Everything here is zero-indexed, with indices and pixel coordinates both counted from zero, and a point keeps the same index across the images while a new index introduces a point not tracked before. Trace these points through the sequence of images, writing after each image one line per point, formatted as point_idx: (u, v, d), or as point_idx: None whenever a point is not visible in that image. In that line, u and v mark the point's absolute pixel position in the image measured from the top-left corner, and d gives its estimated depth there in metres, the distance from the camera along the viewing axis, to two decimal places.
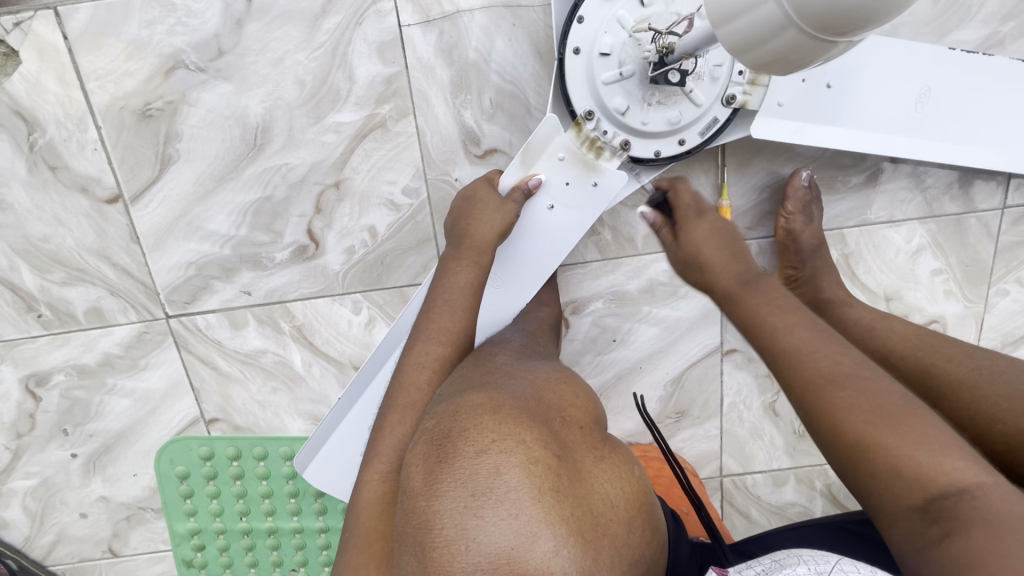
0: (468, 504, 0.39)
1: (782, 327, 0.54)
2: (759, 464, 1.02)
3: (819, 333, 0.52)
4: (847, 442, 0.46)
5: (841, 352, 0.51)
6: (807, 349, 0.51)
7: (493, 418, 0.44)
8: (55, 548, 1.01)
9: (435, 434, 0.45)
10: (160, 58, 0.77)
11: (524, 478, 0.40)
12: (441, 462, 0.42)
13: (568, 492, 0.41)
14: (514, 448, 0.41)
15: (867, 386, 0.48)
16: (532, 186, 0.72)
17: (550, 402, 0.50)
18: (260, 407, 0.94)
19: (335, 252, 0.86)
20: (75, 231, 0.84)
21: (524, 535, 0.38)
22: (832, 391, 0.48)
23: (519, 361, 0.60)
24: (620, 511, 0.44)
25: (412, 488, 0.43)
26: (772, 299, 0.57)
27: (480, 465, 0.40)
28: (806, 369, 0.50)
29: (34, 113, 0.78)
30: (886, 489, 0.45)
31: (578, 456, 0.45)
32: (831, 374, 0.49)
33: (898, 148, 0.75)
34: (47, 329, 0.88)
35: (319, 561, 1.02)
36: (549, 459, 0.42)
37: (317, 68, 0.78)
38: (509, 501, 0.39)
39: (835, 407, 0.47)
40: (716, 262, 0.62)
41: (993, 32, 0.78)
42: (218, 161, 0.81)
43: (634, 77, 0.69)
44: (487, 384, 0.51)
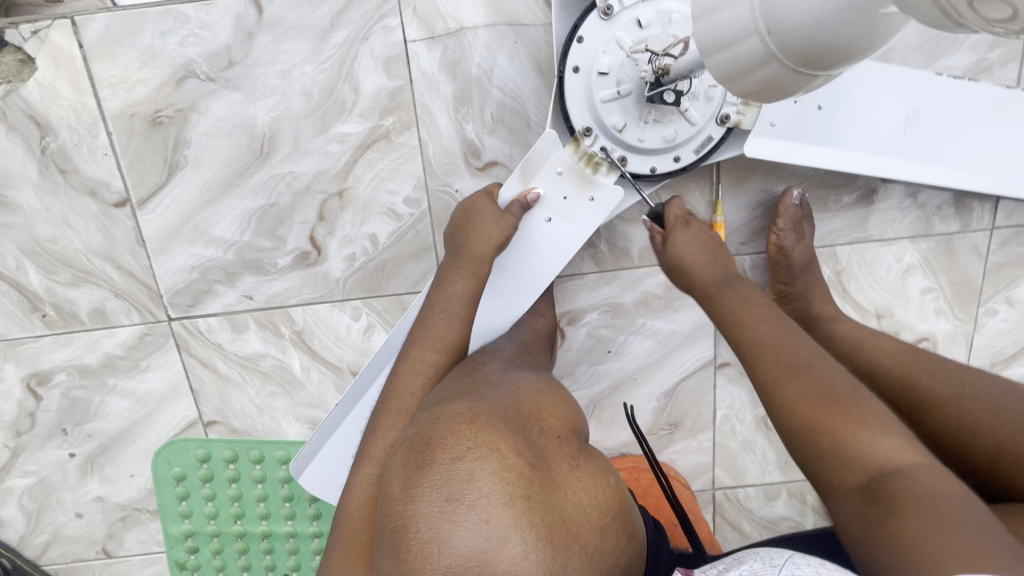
0: (443, 508, 0.40)
1: (755, 323, 0.60)
2: (751, 477, 1.03)
3: (784, 328, 0.59)
4: (802, 425, 0.52)
5: (800, 345, 0.57)
6: (774, 340, 0.58)
7: (471, 427, 0.45)
8: (50, 548, 1.02)
9: (415, 441, 0.46)
10: (171, 68, 0.79)
11: (497, 484, 0.41)
12: (420, 468, 0.43)
13: (540, 500, 0.42)
14: (490, 456, 0.43)
15: (825, 376, 0.53)
16: (530, 200, 0.74)
17: (530, 412, 0.51)
18: (258, 410, 0.95)
19: (336, 259, 0.88)
20: (82, 234, 0.85)
21: (494, 539, 0.39)
22: (789, 379, 0.54)
23: (506, 371, 0.61)
24: (594, 519, 0.45)
25: (392, 493, 0.44)
26: (746, 301, 0.63)
27: (455, 472, 0.41)
28: (767, 355, 0.57)
29: (47, 119, 0.80)
30: (832, 470, 0.49)
31: (554, 464, 0.46)
32: (796, 363, 0.55)
33: (887, 169, 0.77)
34: (51, 328, 0.90)
35: (311, 566, 1.03)
36: (524, 467, 0.43)
37: (324, 80, 0.80)
38: (481, 506, 0.40)
39: (792, 392, 0.53)
40: (698, 264, 0.69)
41: (981, 59, 0.81)
42: (225, 168, 0.83)
43: (631, 96, 0.72)
44: (470, 393, 0.52)
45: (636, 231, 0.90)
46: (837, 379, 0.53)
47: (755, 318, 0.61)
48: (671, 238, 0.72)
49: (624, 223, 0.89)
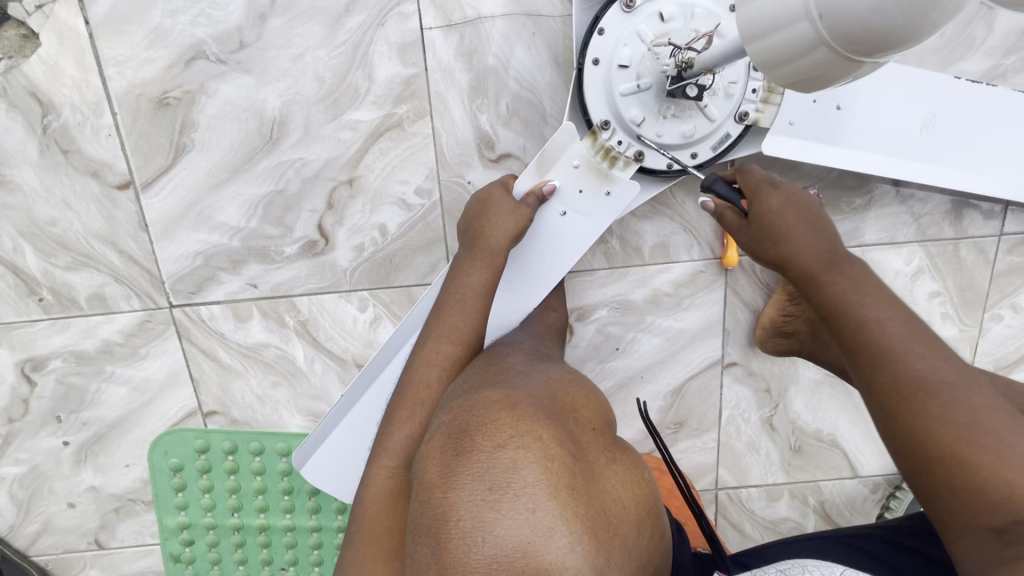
0: (487, 497, 0.40)
1: (879, 321, 0.50)
2: (754, 478, 1.03)
3: (914, 327, 0.49)
4: (934, 461, 0.44)
5: (939, 356, 0.47)
6: (903, 346, 0.48)
7: (511, 416, 0.45)
8: (40, 538, 1.00)
9: (453, 429, 0.46)
10: (180, 48, 0.77)
11: (541, 474, 0.41)
12: (459, 456, 0.43)
13: (581, 491, 0.43)
14: (532, 445, 0.43)
15: (973, 401, 0.44)
16: (546, 192, 0.73)
17: (564, 403, 0.51)
18: (259, 401, 0.93)
19: (344, 248, 0.86)
20: (83, 217, 0.83)
21: (540, 530, 0.39)
22: (923, 402, 0.45)
23: (531, 362, 0.61)
24: (629, 513, 0.46)
25: (428, 480, 0.44)
26: (861, 282, 0.53)
27: (497, 461, 0.41)
28: (896, 368, 0.47)
29: (50, 97, 0.78)
30: (964, 503, 0.43)
31: (591, 457, 0.47)
32: (934, 382, 0.46)
33: (901, 171, 0.77)
34: (47, 313, 0.87)
35: (309, 561, 1.01)
36: (565, 458, 0.44)
37: (337, 66, 0.79)
38: (526, 495, 0.40)
39: (927, 419, 0.45)
40: (802, 237, 0.57)
41: (996, 64, 0.81)
42: (233, 153, 0.81)
43: (650, 90, 0.71)
44: (502, 382, 0.52)
45: (648, 228, 0.89)
46: (985, 402, 0.44)
47: (881, 313, 0.50)
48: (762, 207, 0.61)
49: (637, 219, 0.89)
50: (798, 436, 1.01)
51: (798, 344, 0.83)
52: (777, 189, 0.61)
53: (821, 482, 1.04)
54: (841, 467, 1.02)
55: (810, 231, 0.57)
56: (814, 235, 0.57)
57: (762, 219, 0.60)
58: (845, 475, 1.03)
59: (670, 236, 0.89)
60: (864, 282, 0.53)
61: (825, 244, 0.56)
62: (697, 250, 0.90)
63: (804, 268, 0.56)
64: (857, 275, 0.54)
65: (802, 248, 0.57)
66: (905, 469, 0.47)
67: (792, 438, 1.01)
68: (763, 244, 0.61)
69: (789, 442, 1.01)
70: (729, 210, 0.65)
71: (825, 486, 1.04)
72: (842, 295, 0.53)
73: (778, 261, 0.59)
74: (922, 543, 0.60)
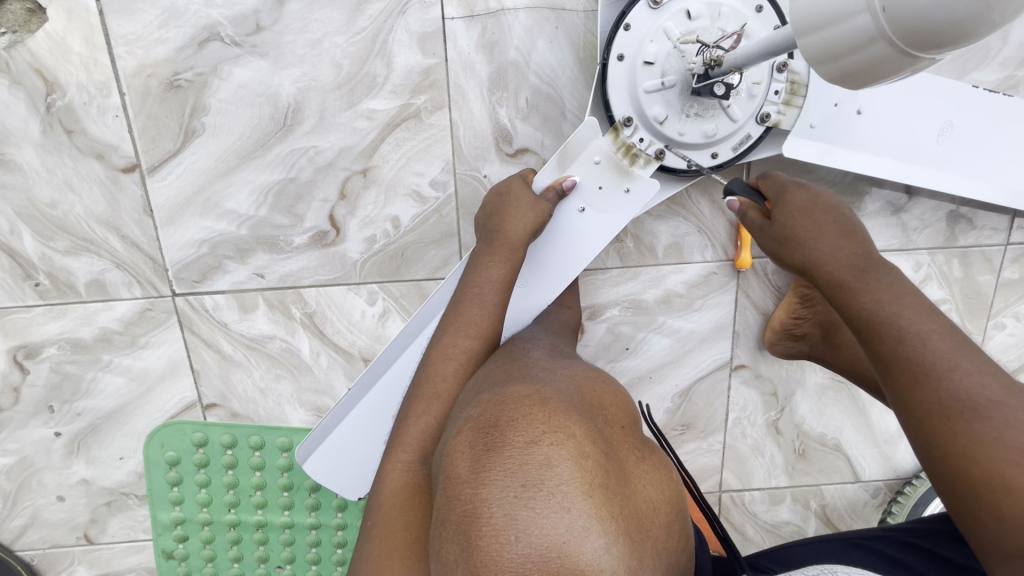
0: (520, 494, 0.38)
1: (921, 333, 0.50)
2: (758, 482, 1.03)
3: (959, 342, 0.49)
4: (986, 480, 0.44)
5: (987, 373, 0.47)
6: (949, 361, 0.48)
7: (543, 411, 0.43)
8: (26, 532, 0.96)
9: (481, 422, 0.44)
10: (194, 29, 0.75)
11: (575, 472, 0.40)
12: (490, 451, 0.41)
13: (614, 491, 0.41)
14: (566, 442, 0.41)
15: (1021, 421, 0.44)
16: (566, 187, 0.72)
17: (593, 401, 0.50)
18: (261, 394, 0.91)
19: (355, 240, 0.84)
20: (85, 199, 0.80)
21: (575, 530, 0.38)
22: (971, 420, 0.45)
23: (554, 359, 0.60)
24: (659, 515, 0.45)
25: (455, 474, 0.42)
26: (898, 289, 0.53)
27: (531, 456, 0.40)
28: (941, 384, 0.47)
29: (56, 75, 0.75)
30: (1006, 528, 0.43)
31: (622, 457, 0.45)
32: (981, 400, 0.46)
33: (917, 177, 0.78)
34: (44, 299, 0.84)
35: (306, 558, 0.99)
36: (598, 456, 0.42)
37: (355, 53, 0.77)
38: (562, 494, 0.38)
39: (974, 436, 0.45)
40: (828, 245, 0.57)
41: (1009, 76, 0.82)
42: (245, 138, 0.79)
43: (675, 87, 0.71)
44: (528, 377, 0.51)
45: (663, 228, 0.89)
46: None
47: (923, 325, 0.50)
48: (787, 216, 0.61)
49: (652, 219, 0.88)
50: (803, 440, 1.01)
51: (809, 347, 0.84)
52: (804, 189, 0.62)
53: (824, 486, 1.04)
54: (843, 472, 1.03)
55: (837, 239, 0.57)
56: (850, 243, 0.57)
57: (791, 221, 0.60)
58: (847, 480, 1.03)
59: (685, 236, 0.89)
60: (897, 290, 0.53)
61: (858, 252, 0.57)
62: (711, 252, 0.90)
63: (834, 277, 0.56)
64: (890, 282, 0.54)
65: (835, 255, 0.57)
66: (943, 487, 0.47)
67: (796, 441, 1.01)
68: (786, 246, 0.61)
69: (794, 445, 1.01)
70: (753, 210, 0.66)
71: (827, 491, 1.05)
72: (882, 305, 0.52)
73: (805, 265, 0.59)
74: (934, 543, 0.60)
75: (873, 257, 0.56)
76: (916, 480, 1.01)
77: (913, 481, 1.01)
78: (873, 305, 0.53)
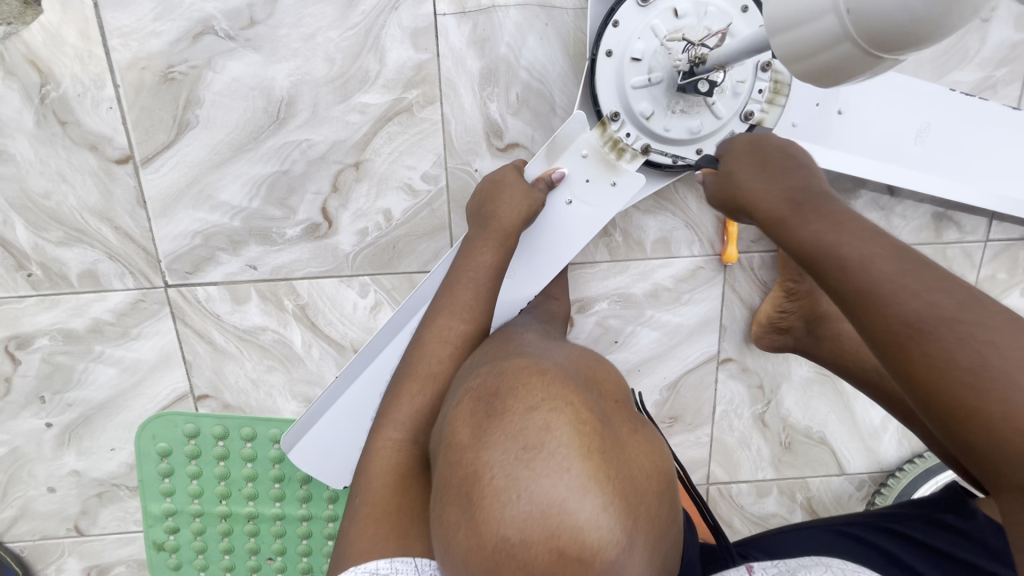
0: (521, 456, 0.39)
1: (863, 258, 0.45)
2: (744, 474, 1.04)
3: (906, 263, 0.44)
4: (947, 402, 0.39)
5: (938, 289, 0.41)
6: (892, 284, 0.43)
7: (542, 380, 0.44)
8: (16, 524, 0.96)
9: (481, 392, 0.45)
10: (189, 22, 0.76)
11: (574, 436, 0.40)
12: (490, 417, 0.42)
13: (613, 456, 0.42)
14: (565, 408, 0.42)
15: (976, 338, 0.38)
16: (555, 179, 0.74)
17: (591, 374, 0.51)
18: (253, 385, 0.92)
19: (348, 233, 0.85)
20: (79, 190, 0.81)
21: (574, 490, 0.38)
22: (920, 343, 0.40)
23: (546, 339, 0.62)
24: (659, 483, 0.45)
25: (456, 441, 0.42)
26: (839, 220, 0.50)
27: (531, 420, 0.40)
28: (885, 305, 0.43)
29: (50, 66, 0.76)
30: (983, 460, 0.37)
31: (620, 426, 0.46)
32: (930, 319, 0.40)
33: (896, 177, 0.79)
34: (36, 289, 0.85)
35: (297, 550, 1.00)
36: (596, 423, 0.43)
37: (348, 47, 0.78)
38: (562, 456, 0.39)
39: (926, 357, 0.40)
40: (765, 189, 0.57)
41: (987, 76, 0.84)
42: (238, 131, 0.80)
43: (661, 84, 0.72)
44: (526, 354, 0.52)
45: (650, 223, 0.90)
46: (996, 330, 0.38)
47: (867, 250, 0.46)
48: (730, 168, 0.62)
49: (640, 213, 0.90)
50: (789, 433, 1.03)
51: (793, 340, 0.85)
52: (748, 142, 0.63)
53: (809, 479, 1.06)
54: (828, 464, 1.05)
55: (774, 181, 0.57)
56: (790, 185, 0.56)
57: (736, 172, 0.62)
58: (832, 473, 1.05)
59: (672, 231, 0.91)
60: (839, 220, 0.50)
61: (798, 188, 0.55)
62: (698, 247, 0.92)
63: (776, 216, 0.55)
64: (830, 215, 0.51)
65: (773, 196, 0.56)
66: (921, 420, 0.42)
67: (782, 435, 1.03)
68: (734, 197, 0.61)
69: (780, 438, 1.03)
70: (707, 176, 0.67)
71: (812, 483, 1.06)
72: (820, 238, 0.49)
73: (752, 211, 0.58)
74: (912, 528, 0.62)
75: (815, 192, 0.54)
76: (899, 472, 1.03)
77: (896, 474, 1.03)
78: (814, 235, 0.50)
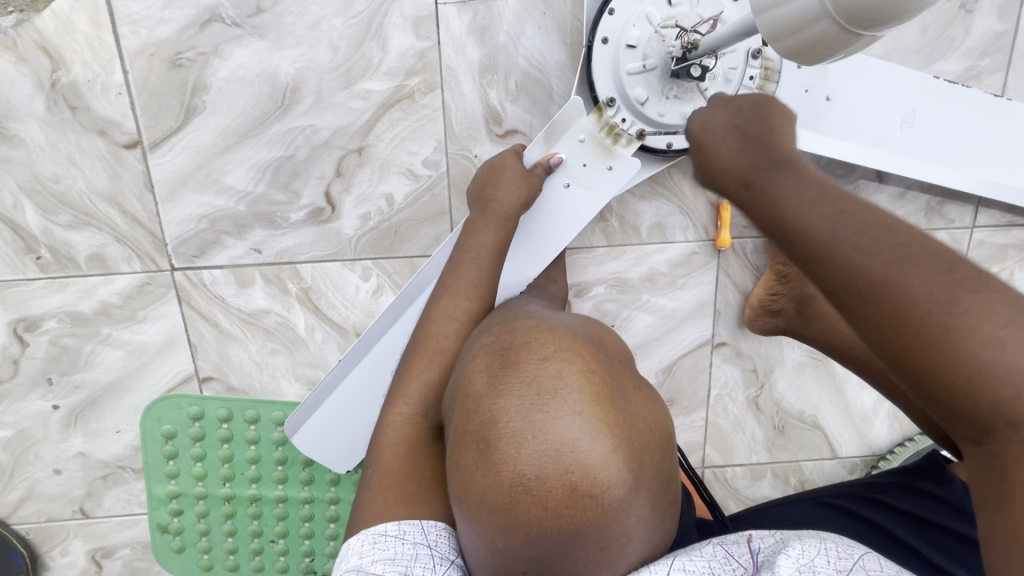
0: (535, 402, 0.41)
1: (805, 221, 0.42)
2: (739, 457, 1.06)
3: (847, 221, 0.41)
4: (895, 354, 0.37)
5: (877, 248, 0.38)
6: (833, 252, 0.40)
7: (555, 333, 0.46)
8: (22, 506, 0.98)
9: (495, 346, 0.47)
10: (197, 10, 0.78)
11: (585, 383, 0.42)
12: (506, 367, 0.44)
13: (622, 403, 0.44)
14: (576, 358, 0.44)
15: (909, 299, 0.36)
16: (553, 163, 0.76)
17: (599, 330, 0.52)
18: (257, 368, 0.94)
19: (350, 217, 0.87)
20: (88, 174, 0.83)
21: (584, 432, 0.40)
22: (862, 305, 0.38)
23: (549, 309, 0.64)
24: (665, 430, 0.47)
25: (472, 391, 0.44)
26: (793, 180, 0.46)
27: (545, 369, 0.42)
28: (823, 273, 0.40)
29: (61, 52, 0.78)
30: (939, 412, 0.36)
31: (628, 378, 0.48)
32: (867, 282, 0.38)
33: (884, 162, 0.82)
34: (45, 273, 0.87)
35: (299, 533, 1.00)
36: (605, 373, 0.45)
37: (352, 35, 0.81)
38: (574, 400, 0.41)
39: (866, 313, 0.38)
40: (721, 155, 0.53)
41: (971, 66, 0.87)
42: (244, 117, 0.82)
43: (656, 70, 0.75)
44: (537, 315, 0.54)
45: (646, 209, 0.93)
46: (930, 273, 0.37)
47: (808, 221, 0.42)
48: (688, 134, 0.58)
49: (635, 199, 0.92)
50: (782, 416, 1.05)
51: (785, 322, 0.87)
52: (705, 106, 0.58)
53: (802, 463, 1.08)
54: (821, 448, 1.07)
55: (728, 146, 0.53)
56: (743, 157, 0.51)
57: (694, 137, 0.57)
58: (825, 456, 1.07)
59: (667, 217, 0.93)
60: (784, 189, 0.45)
61: (751, 149, 0.51)
62: (693, 232, 0.94)
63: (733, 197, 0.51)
64: (783, 178, 0.47)
65: (727, 161, 0.52)
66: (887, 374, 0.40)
67: (776, 418, 1.05)
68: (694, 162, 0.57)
69: (773, 422, 1.05)
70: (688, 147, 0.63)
71: (806, 467, 1.08)
72: (768, 203, 0.46)
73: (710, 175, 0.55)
74: (893, 496, 0.63)
75: (767, 150, 0.50)
76: (890, 455, 1.05)
77: (888, 457, 1.05)
78: (764, 212, 0.46)
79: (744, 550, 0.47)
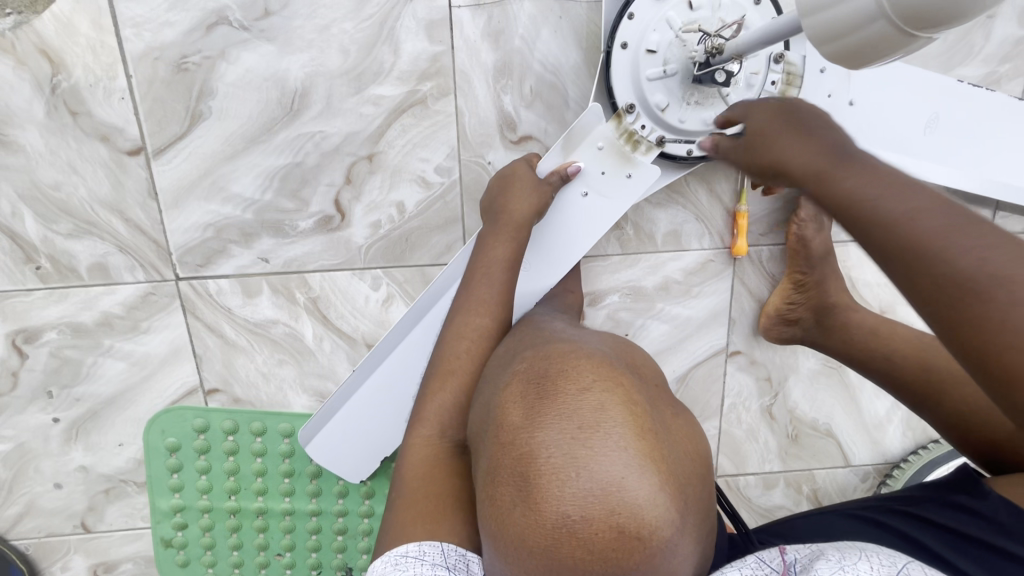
0: (577, 436, 0.39)
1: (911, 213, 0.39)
2: (752, 466, 1.05)
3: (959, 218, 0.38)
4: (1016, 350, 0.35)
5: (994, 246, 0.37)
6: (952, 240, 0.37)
7: (590, 362, 0.45)
8: (21, 521, 0.95)
9: (530, 375, 0.45)
10: (203, 12, 0.76)
11: (626, 416, 0.41)
12: (543, 399, 0.42)
13: (662, 436, 0.43)
14: (615, 389, 0.42)
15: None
16: (570, 171, 0.74)
17: (632, 355, 0.51)
18: (263, 379, 0.91)
19: (360, 225, 0.85)
20: (89, 181, 0.80)
21: (629, 468, 0.38)
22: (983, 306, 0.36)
23: (571, 326, 0.62)
24: (703, 462, 0.46)
25: (508, 423, 0.43)
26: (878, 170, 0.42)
27: (585, 401, 0.41)
28: (934, 269, 0.37)
29: (61, 56, 0.75)
30: None
31: (664, 407, 0.47)
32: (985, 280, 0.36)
33: (906, 167, 0.81)
34: (45, 283, 0.84)
35: (307, 546, 0.98)
36: (643, 404, 0.44)
37: (363, 39, 0.78)
38: (616, 434, 0.40)
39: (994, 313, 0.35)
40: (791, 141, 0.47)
41: (991, 72, 0.86)
42: (252, 123, 0.80)
43: (676, 76, 0.73)
44: (565, 339, 0.53)
45: (661, 216, 0.91)
46: None
47: (911, 206, 0.39)
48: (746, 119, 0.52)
49: (651, 206, 0.90)
50: (796, 425, 1.03)
51: (804, 331, 0.86)
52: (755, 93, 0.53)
53: (815, 471, 1.07)
54: (834, 456, 1.06)
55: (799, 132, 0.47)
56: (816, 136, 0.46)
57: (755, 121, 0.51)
58: (838, 465, 1.06)
59: (683, 224, 0.92)
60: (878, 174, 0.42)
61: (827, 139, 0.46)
62: (709, 240, 0.93)
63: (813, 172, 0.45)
64: (870, 168, 0.42)
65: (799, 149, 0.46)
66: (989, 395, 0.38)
67: (789, 427, 1.04)
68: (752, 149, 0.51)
69: (787, 430, 1.04)
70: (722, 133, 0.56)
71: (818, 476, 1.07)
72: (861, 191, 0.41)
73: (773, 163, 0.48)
74: (928, 510, 0.60)
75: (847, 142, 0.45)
76: (904, 463, 1.04)
77: (902, 465, 1.04)
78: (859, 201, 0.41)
79: (776, 557, 0.46)
